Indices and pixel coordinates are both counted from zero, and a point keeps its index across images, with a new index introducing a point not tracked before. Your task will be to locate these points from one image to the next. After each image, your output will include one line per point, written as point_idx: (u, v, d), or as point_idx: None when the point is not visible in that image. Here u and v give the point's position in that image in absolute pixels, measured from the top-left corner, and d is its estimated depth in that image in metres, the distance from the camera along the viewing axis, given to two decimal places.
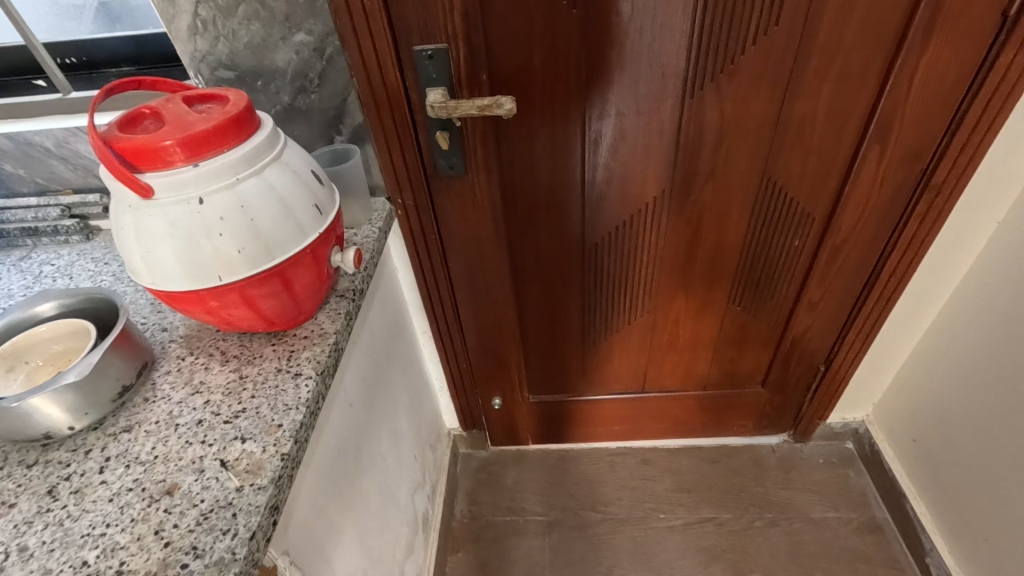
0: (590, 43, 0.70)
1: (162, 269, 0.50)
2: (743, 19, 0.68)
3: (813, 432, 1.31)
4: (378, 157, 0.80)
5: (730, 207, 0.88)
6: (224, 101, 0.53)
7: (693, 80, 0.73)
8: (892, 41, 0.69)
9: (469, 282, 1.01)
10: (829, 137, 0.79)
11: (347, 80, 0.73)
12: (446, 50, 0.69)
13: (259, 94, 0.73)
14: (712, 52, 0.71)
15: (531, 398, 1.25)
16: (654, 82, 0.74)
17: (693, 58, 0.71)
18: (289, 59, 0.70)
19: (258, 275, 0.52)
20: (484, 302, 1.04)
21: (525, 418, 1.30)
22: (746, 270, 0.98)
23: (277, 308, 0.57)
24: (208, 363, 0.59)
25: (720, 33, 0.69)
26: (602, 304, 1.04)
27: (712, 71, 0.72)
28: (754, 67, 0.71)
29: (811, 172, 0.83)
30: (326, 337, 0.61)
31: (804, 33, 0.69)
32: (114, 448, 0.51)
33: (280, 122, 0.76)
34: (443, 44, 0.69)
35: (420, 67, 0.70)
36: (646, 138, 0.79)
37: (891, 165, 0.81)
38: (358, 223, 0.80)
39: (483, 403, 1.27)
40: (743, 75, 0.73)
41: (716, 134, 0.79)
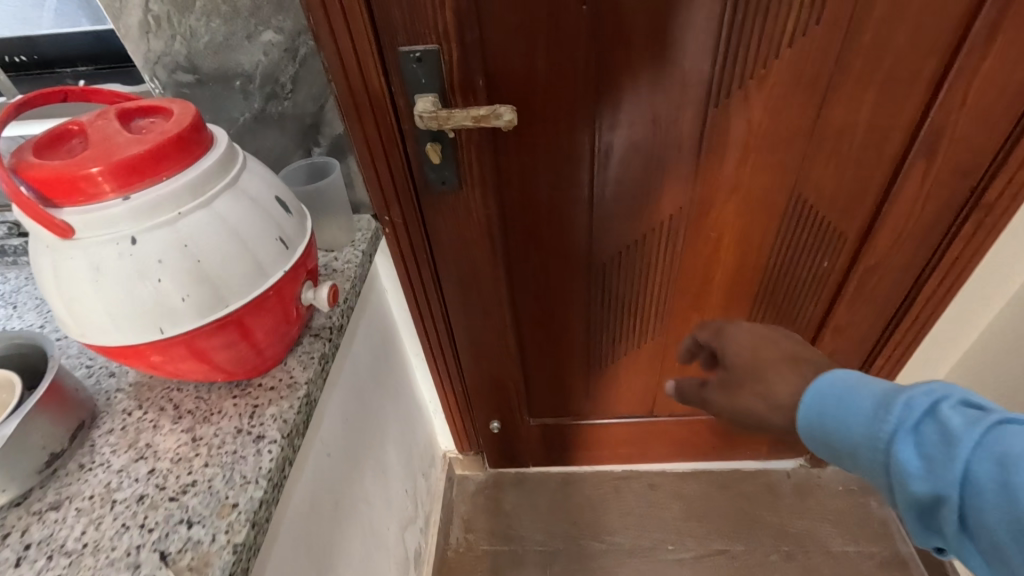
0: (601, 45, 0.61)
1: (89, 320, 0.41)
2: (778, 18, 0.59)
3: None
4: (361, 170, 0.71)
5: (754, 227, 0.79)
6: (168, 116, 0.44)
7: (719, 87, 0.64)
8: (951, 45, 0.60)
9: (465, 304, 0.93)
10: (870, 152, 0.70)
11: (324, 85, 0.64)
12: (437, 52, 0.60)
13: (224, 100, 0.64)
14: (742, 55, 0.62)
15: (532, 421, 1.17)
16: (673, 90, 0.65)
17: (719, 63, 0.62)
18: (256, 61, 0.61)
19: (208, 326, 0.43)
20: (481, 324, 0.95)
21: (525, 441, 1.22)
22: (769, 294, 0.89)
23: (235, 358, 0.48)
24: (157, 420, 0.51)
25: (753, 33, 0.60)
26: (609, 326, 0.96)
27: (740, 77, 0.63)
28: (789, 73, 0.63)
29: (846, 190, 0.74)
30: (296, 389, 0.53)
31: (847, 35, 0.60)
32: (36, 532, 0.43)
33: (249, 132, 0.67)
34: (433, 45, 0.60)
35: (407, 70, 0.61)
36: (663, 151, 0.71)
37: (938, 183, 0.72)
38: (340, 243, 0.70)
39: (480, 426, 1.19)
40: (775, 83, 0.64)
41: (742, 147, 0.70)
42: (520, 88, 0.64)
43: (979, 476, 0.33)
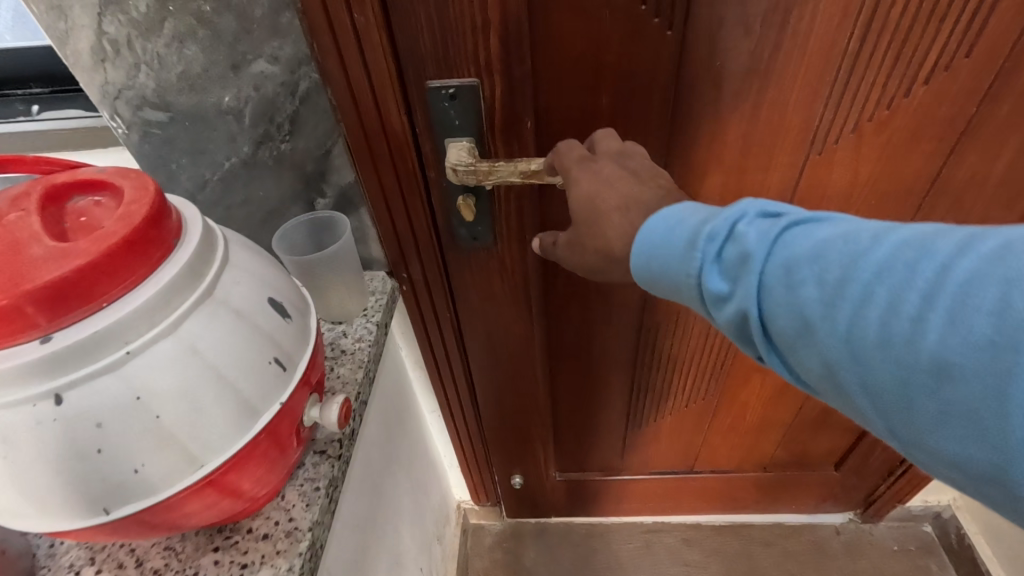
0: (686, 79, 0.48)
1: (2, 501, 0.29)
2: (919, 48, 0.45)
3: (885, 514, 1.12)
4: (376, 224, 0.58)
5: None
6: (118, 200, 0.32)
7: (826, 131, 0.51)
8: None
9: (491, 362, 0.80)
10: (999, 204, 0.57)
11: (330, 126, 0.51)
12: (476, 87, 0.47)
13: (204, 143, 0.51)
14: (864, 94, 0.48)
15: (558, 476, 1.05)
16: (772, 135, 0.51)
17: (834, 102, 0.49)
18: (244, 97, 0.48)
19: (174, 499, 0.31)
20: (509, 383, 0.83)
21: (549, 495, 1.10)
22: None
23: (215, 518, 0.36)
24: None
25: (882, 67, 0.47)
26: (656, 386, 0.83)
27: (855, 119, 0.50)
28: (917, 115, 0.50)
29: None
30: (296, 539, 0.40)
31: (1001, 70, 0.47)
32: None
33: (237, 180, 0.54)
34: (471, 79, 0.46)
35: (436, 110, 0.48)
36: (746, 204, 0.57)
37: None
38: (351, 313, 0.58)
39: (500, 480, 1.07)
40: (898, 125, 0.51)
41: (842, 200, 0.57)
42: (578, 133, 0.51)
43: (786, 271, 0.30)
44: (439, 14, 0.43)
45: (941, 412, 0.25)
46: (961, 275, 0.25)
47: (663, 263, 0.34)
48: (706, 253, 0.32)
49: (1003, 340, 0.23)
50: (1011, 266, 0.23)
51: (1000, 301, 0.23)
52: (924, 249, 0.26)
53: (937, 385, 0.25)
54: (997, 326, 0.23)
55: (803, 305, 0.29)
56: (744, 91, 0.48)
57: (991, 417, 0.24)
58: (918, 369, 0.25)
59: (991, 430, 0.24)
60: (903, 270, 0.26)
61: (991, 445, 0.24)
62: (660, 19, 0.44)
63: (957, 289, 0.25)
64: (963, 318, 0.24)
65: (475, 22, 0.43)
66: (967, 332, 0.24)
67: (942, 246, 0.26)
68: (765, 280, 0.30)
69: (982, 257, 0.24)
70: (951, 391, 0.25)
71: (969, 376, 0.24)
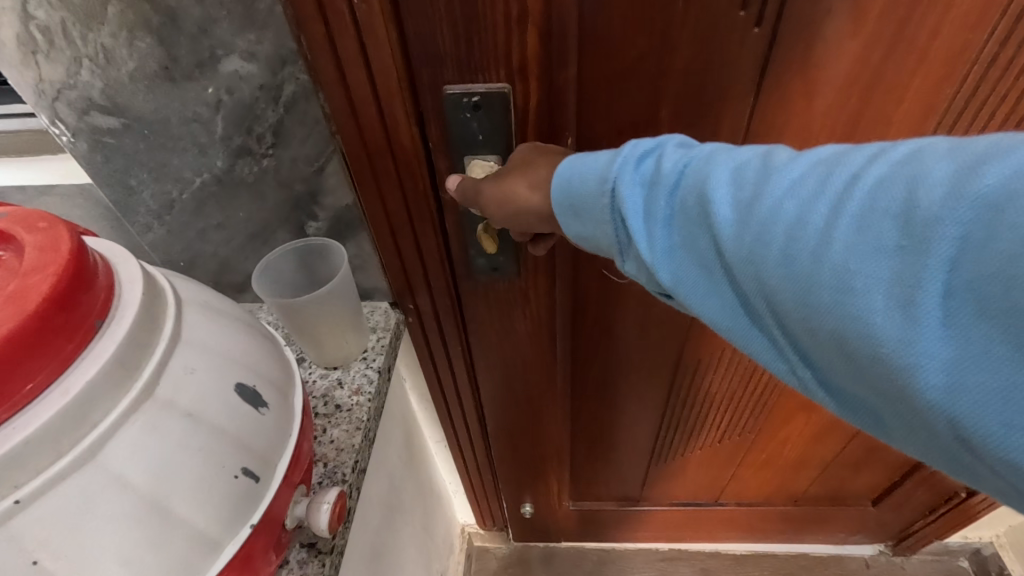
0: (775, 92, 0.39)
1: None
2: None
3: (919, 548, 1.05)
4: (379, 251, 0.49)
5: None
6: (16, 265, 0.23)
7: None
8: None
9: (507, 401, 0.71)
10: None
11: (324, 138, 0.41)
12: (506, 94, 0.37)
13: (169, 155, 0.41)
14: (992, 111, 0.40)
15: (572, 505, 0.97)
16: None
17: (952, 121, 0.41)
18: (215, 102, 0.38)
19: None
20: (526, 420, 0.74)
21: (562, 522, 1.02)
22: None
23: None
24: None
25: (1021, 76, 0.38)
26: (687, 422, 0.75)
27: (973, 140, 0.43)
28: None
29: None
30: None
31: None
32: None
33: (211, 200, 0.44)
34: (501, 85, 0.37)
35: (456, 123, 0.39)
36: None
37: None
38: (348, 357, 0.49)
39: (509, 509, 0.99)
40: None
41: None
42: None
43: (689, 188, 0.25)
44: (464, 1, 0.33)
45: (840, 335, 0.21)
46: (870, 180, 0.20)
47: (579, 193, 0.30)
48: (621, 177, 0.28)
49: (910, 244, 0.19)
50: (923, 169, 0.19)
51: (910, 201, 0.19)
52: (833, 162, 0.22)
53: (838, 303, 0.21)
54: (908, 230, 0.19)
55: (700, 221, 0.25)
56: (840, 104, 0.39)
57: (897, 338, 0.19)
58: (820, 286, 0.21)
59: (889, 353, 0.19)
60: (813, 183, 0.22)
61: (890, 370, 0.20)
62: (748, 11, 0.34)
63: (865, 198, 0.20)
64: (871, 223, 0.20)
65: (510, 11, 0.34)
66: (871, 237, 0.20)
67: (852, 158, 0.22)
68: (671, 205, 0.26)
69: (891, 163, 0.20)
70: (851, 312, 0.20)
71: (876, 291, 0.20)
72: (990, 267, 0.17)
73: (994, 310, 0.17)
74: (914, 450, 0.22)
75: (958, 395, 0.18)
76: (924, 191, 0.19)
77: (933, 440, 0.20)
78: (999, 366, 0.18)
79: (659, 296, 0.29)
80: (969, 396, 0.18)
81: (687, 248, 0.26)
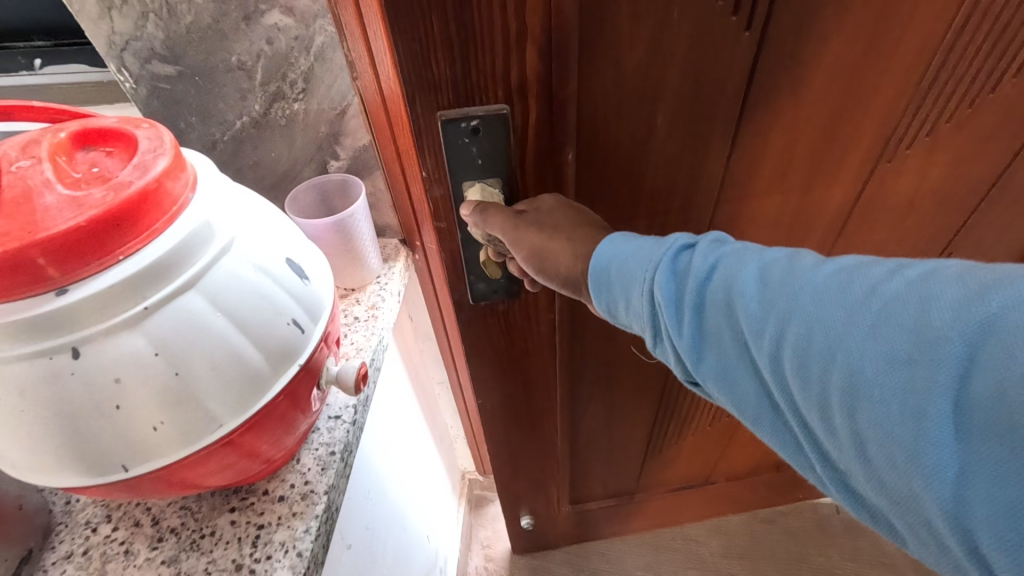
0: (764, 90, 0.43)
1: (21, 458, 0.29)
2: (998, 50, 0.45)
3: None
4: (392, 190, 0.57)
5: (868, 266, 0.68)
6: (131, 151, 0.30)
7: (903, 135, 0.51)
8: None
9: (509, 416, 0.74)
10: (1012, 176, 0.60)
11: (346, 84, 0.49)
12: (504, 115, 0.40)
13: (215, 100, 0.49)
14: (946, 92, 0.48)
15: (570, 510, 1.03)
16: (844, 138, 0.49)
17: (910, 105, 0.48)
18: (257, 51, 0.46)
19: (194, 457, 0.31)
20: (525, 431, 0.78)
21: (559, 526, 1.07)
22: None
23: (233, 478, 0.36)
24: (131, 543, 0.39)
25: (973, 63, 0.46)
26: (681, 410, 0.84)
27: (932, 124, 0.51)
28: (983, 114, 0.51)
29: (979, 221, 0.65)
30: (313, 502, 0.40)
31: None
32: None
33: (248, 140, 0.52)
34: (497, 106, 0.39)
35: (456, 148, 0.41)
36: (803, 211, 0.56)
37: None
38: (364, 282, 0.57)
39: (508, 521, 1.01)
40: (963, 118, 0.51)
41: (897, 191, 0.57)
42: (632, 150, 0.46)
43: (717, 281, 0.28)
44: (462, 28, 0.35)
45: (855, 438, 0.23)
46: (887, 295, 0.22)
47: (606, 274, 0.33)
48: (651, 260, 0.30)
49: (921, 359, 0.21)
50: (933, 288, 0.21)
51: (921, 322, 0.21)
52: (852, 271, 0.24)
53: (852, 407, 0.23)
54: (920, 350, 0.21)
55: (726, 315, 0.27)
56: (824, 96, 0.45)
57: (909, 449, 0.21)
58: (837, 389, 0.23)
59: (899, 463, 0.21)
60: (832, 289, 0.24)
61: (900, 479, 0.21)
62: (739, 17, 0.38)
63: (880, 312, 0.22)
64: (884, 337, 0.22)
65: (508, 30, 0.36)
66: (886, 348, 0.22)
67: (870, 269, 0.24)
68: (695, 293, 0.28)
69: (907, 280, 0.22)
70: (869, 417, 0.22)
71: (887, 404, 0.21)
72: (999, 391, 0.19)
73: (1005, 434, 0.19)
74: (926, 556, 0.23)
75: (969, 511, 0.20)
76: (937, 311, 0.21)
77: (943, 550, 0.22)
78: (1010, 491, 0.19)
79: (685, 379, 0.32)
80: (979, 512, 0.20)
81: (714, 337, 0.28)
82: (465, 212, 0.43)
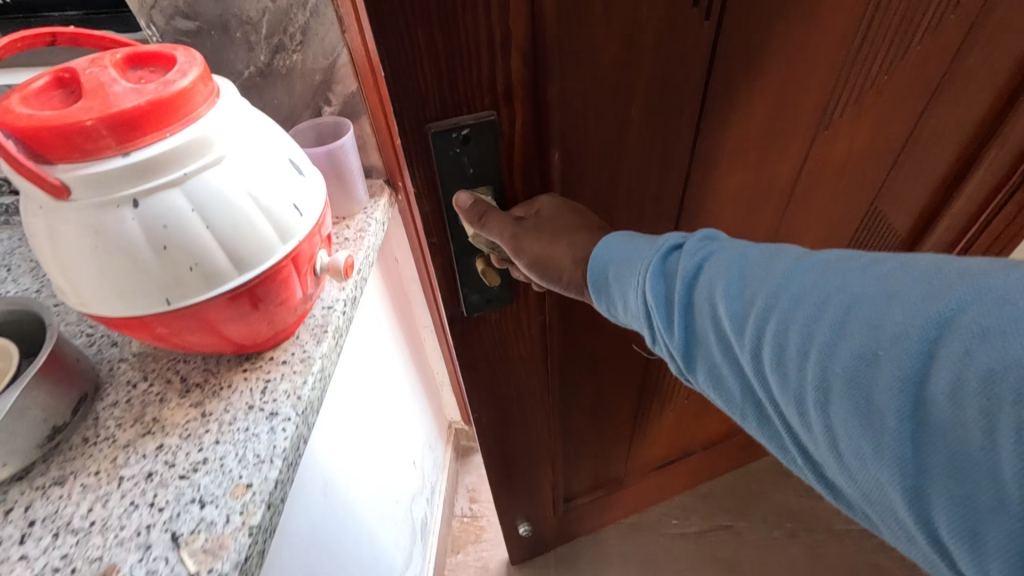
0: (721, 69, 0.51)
1: (91, 289, 0.38)
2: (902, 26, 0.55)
3: None
4: (376, 134, 0.67)
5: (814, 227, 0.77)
6: (171, 64, 0.40)
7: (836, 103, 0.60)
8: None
9: (503, 411, 0.79)
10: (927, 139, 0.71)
11: (337, 37, 0.59)
12: (491, 121, 0.47)
13: (226, 51, 0.59)
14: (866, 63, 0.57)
15: (563, 507, 1.07)
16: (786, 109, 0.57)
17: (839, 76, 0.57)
18: (262, 8, 0.56)
19: (220, 296, 0.40)
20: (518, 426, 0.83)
21: (554, 525, 1.10)
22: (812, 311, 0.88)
23: (247, 330, 0.45)
24: (164, 393, 0.48)
25: (885, 36, 0.56)
26: (660, 389, 0.93)
27: (857, 94, 0.60)
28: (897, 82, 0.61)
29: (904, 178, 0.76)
30: (310, 363, 0.50)
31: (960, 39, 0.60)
32: (40, 509, 0.41)
33: (255, 87, 0.62)
34: (484, 113, 0.46)
35: (451, 155, 0.48)
36: (756, 182, 0.65)
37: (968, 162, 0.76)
38: (353, 211, 0.67)
39: (507, 525, 1.04)
40: (881, 85, 0.60)
41: (833, 152, 0.67)
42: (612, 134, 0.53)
43: (713, 290, 0.35)
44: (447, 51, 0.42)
45: (828, 424, 0.29)
46: (853, 302, 0.28)
47: (603, 272, 0.44)
48: (653, 270, 0.38)
49: (879, 354, 0.27)
50: (891, 294, 0.27)
51: (878, 325, 0.27)
52: (826, 278, 0.30)
53: (825, 398, 0.29)
54: (875, 349, 0.27)
55: (714, 319, 0.35)
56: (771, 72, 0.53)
57: (870, 431, 0.27)
58: (813, 383, 0.29)
59: (863, 444, 0.28)
60: (809, 297, 0.30)
61: (864, 456, 0.28)
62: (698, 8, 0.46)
63: (846, 317, 0.28)
64: (848, 338, 0.28)
65: (492, 39, 0.42)
66: (852, 346, 0.28)
67: (839, 277, 0.30)
68: (688, 296, 0.36)
69: (869, 286, 0.28)
70: (839, 405, 0.28)
71: (852, 393, 0.28)
72: (938, 380, 0.25)
73: (939, 415, 0.25)
74: (885, 529, 0.30)
75: (917, 480, 0.26)
76: (892, 316, 0.27)
77: (896, 512, 0.28)
78: (943, 461, 0.25)
79: (682, 369, 0.39)
80: (922, 478, 0.26)
81: (709, 336, 0.35)
82: (462, 216, 0.50)
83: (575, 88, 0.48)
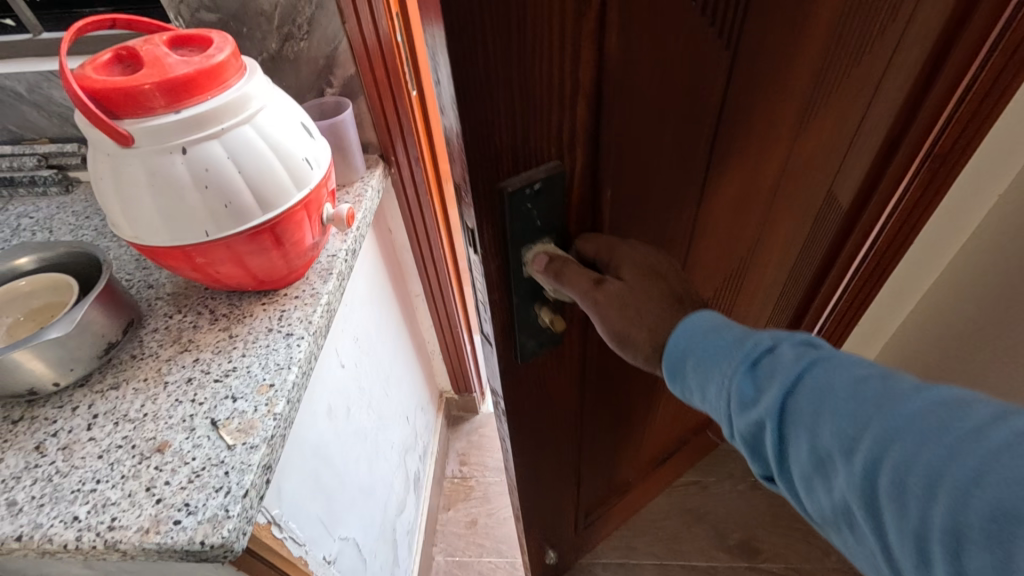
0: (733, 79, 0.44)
1: (145, 222, 0.48)
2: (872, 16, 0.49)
3: None
4: (371, 112, 0.76)
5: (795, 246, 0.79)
6: (208, 43, 0.50)
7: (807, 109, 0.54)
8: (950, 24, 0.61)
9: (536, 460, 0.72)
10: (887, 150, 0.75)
11: (338, 28, 0.68)
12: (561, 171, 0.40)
13: (243, 40, 0.69)
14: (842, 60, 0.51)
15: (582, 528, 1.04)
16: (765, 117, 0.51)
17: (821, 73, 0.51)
18: (275, 2, 0.66)
19: (247, 230, 0.50)
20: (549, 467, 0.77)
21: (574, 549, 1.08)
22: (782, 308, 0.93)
23: (267, 264, 0.55)
24: (196, 321, 0.58)
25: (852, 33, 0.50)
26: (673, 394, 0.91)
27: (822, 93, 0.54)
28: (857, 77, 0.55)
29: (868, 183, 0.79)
30: (319, 297, 0.60)
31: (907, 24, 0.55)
32: (101, 406, 0.50)
33: (267, 71, 0.72)
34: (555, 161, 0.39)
35: (520, 213, 0.39)
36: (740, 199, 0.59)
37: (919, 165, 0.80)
38: (351, 180, 0.76)
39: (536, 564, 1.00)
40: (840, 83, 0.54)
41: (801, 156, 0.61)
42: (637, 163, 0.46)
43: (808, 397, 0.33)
44: (519, 81, 0.33)
45: (920, 558, 0.27)
46: (974, 440, 0.26)
47: (682, 351, 0.40)
48: (744, 364, 0.36)
49: (993, 503, 0.25)
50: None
51: (995, 470, 0.25)
52: (948, 408, 0.28)
53: (924, 535, 0.27)
54: (991, 501, 0.25)
55: (811, 434, 0.32)
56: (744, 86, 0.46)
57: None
58: (905, 512, 0.27)
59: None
60: (923, 426, 0.28)
61: None
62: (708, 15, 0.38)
63: (960, 454, 0.26)
64: (953, 475, 0.26)
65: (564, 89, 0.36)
66: (963, 486, 0.26)
67: (962, 410, 0.27)
68: (783, 402, 0.34)
69: (1004, 430, 0.26)
70: (940, 548, 0.26)
71: (955, 537, 0.26)
72: None
73: None
74: None
75: None
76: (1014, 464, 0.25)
77: None
78: None
79: (767, 473, 0.37)
80: None
81: (795, 445, 0.33)
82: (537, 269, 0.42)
83: (632, 121, 0.41)
